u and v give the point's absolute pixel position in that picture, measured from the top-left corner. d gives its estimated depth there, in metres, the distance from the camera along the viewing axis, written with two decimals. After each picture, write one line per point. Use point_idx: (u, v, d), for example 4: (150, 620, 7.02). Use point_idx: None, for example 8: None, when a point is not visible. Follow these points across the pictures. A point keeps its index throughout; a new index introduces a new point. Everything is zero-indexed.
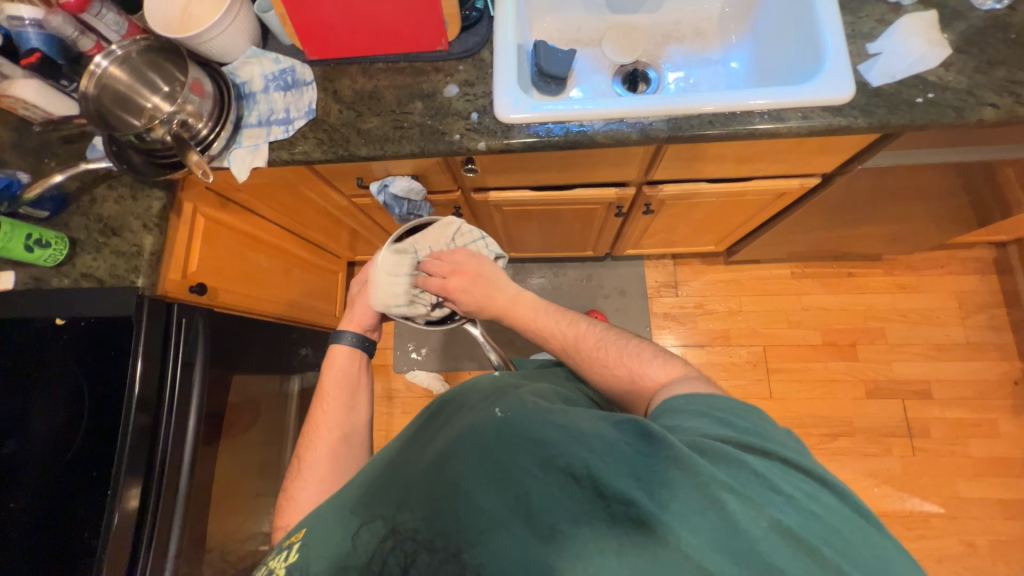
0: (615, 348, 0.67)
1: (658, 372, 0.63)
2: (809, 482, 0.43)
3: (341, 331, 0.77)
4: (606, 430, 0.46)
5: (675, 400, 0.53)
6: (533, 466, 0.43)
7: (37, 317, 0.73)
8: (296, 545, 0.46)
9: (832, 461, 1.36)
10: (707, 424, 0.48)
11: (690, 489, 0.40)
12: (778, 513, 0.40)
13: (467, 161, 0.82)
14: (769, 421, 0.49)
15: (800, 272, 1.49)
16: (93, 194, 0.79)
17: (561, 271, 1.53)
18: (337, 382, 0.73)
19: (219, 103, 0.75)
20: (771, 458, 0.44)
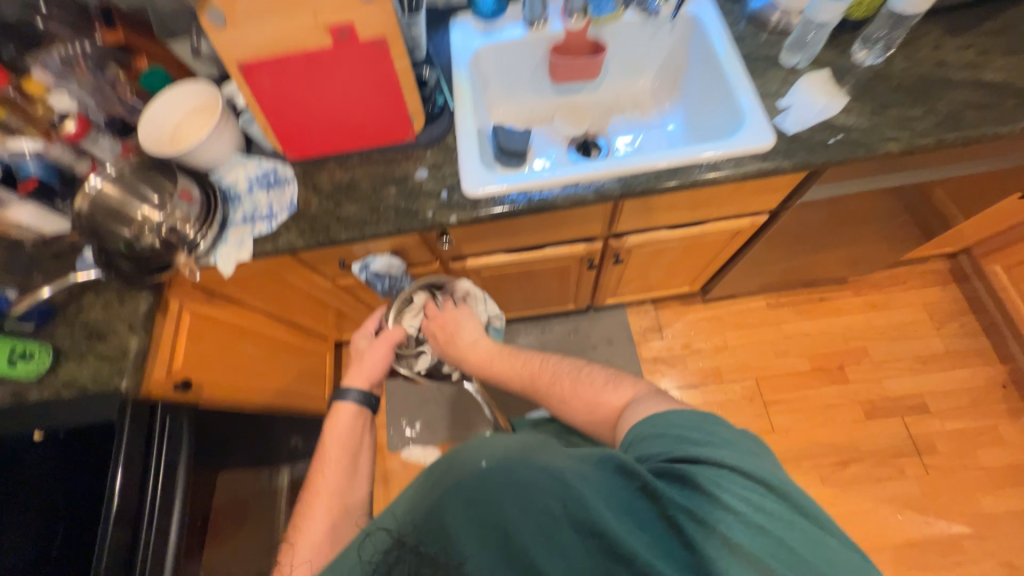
0: (571, 378, 0.70)
1: (614, 396, 0.66)
2: (779, 503, 0.45)
3: (346, 388, 0.75)
4: (585, 464, 0.44)
5: (641, 428, 0.56)
6: (519, 517, 0.38)
7: (15, 432, 0.71)
8: None
9: (849, 492, 1.32)
10: (669, 446, 0.50)
11: (657, 519, 0.42)
12: (748, 540, 0.41)
13: (442, 234, 0.88)
14: (730, 427, 0.52)
15: (775, 302, 1.55)
16: (80, 302, 0.81)
17: (546, 327, 1.56)
18: (339, 444, 0.70)
19: (207, 206, 0.81)
20: (740, 479, 0.46)
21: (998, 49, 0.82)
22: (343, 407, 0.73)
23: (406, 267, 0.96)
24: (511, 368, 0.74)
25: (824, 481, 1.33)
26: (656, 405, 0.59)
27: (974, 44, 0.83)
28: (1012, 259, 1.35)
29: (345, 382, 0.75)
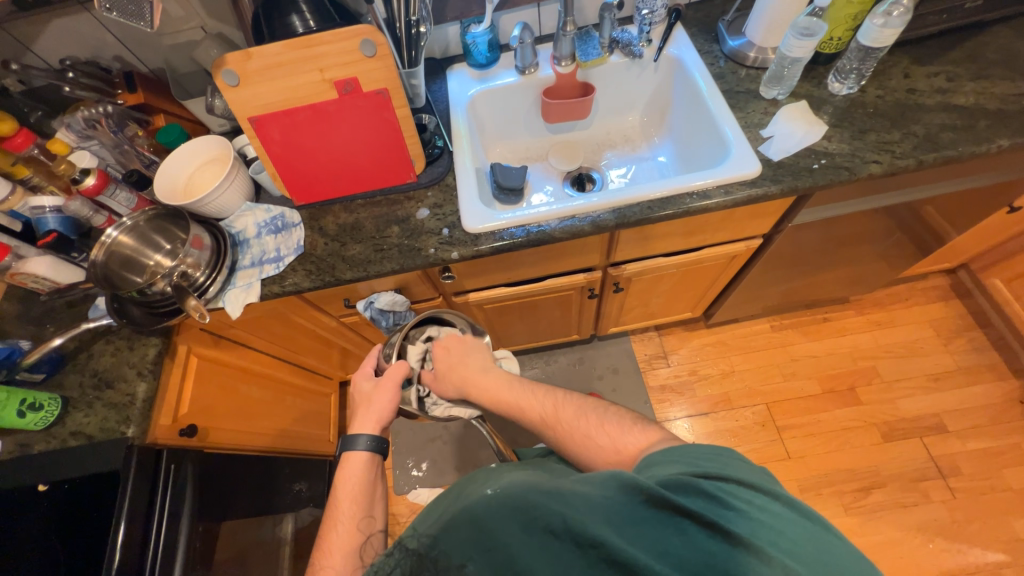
0: (593, 417, 0.65)
1: (638, 438, 0.61)
2: (785, 509, 0.44)
3: (355, 435, 0.69)
4: (589, 484, 0.44)
5: (652, 454, 0.54)
6: (520, 536, 0.39)
7: (18, 487, 0.70)
8: None
9: (874, 520, 1.26)
10: (676, 465, 0.49)
11: (666, 530, 0.41)
12: (761, 545, 0.40)
13: (444, 270, 0.90)
14: (739, 458, 0.50)
15: (779, 324, 1.55)
16: (90, 350, 0.83)
17: (551, 358, 1.56)
18: (352, 496, 0.65)
19: (217, 252, 0.83)
20: (745, 486, 0.45)
21: (966, 75, 0.87)
22: (354, 457, 0.68)
23: (409, 303, 0.97)
24: (531, 401, 0.70)
25: (847, 510, 1.28)
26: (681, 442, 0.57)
27: (942, 71, 0.88)
28: (1010, 273, 1.36)
29: (355, 429, 0.70)
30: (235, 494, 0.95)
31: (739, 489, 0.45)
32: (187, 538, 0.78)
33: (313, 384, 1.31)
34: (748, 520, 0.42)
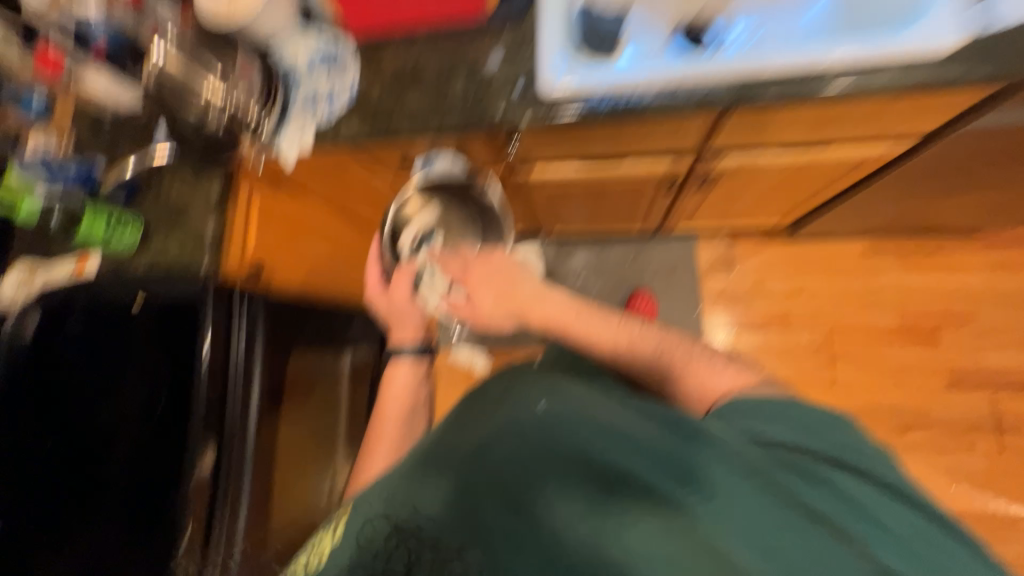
0: (643, 344, 0.71)
1: (721, 378, 0.67)
2: (817, 465, 0.50)
3: (396, 347, 0.96)
4: (650, 424, 0.46)
5: (740, 403, 0.60)
6: (579, 468, 0.40)
7: (113, 299, 0.78)
8: (345, 515, 0.44)
9: (904, 456, 1.26)
10: (781, 432, 0.55)
11: (764, 505, 0.40)
12: (808, 494, 0.45)
13: (509, 140, 0.78)
14: (840, 440, 0.54)
15: (875, 248, 1.36)
16: (161, 180, 0.85)
17: (606, 248, 1.47)
18: (401, 393, 0.94)
19: (267, 86, 0.80)
20: (769, 444, 0.52)
21: None
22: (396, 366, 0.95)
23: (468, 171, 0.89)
24: (574, 317, 0.76)
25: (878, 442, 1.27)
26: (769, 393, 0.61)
27: None
28: None
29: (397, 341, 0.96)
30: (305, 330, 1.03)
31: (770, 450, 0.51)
32: (262, 363, 0.84)
33: None
34: (792, 473, 0.47)
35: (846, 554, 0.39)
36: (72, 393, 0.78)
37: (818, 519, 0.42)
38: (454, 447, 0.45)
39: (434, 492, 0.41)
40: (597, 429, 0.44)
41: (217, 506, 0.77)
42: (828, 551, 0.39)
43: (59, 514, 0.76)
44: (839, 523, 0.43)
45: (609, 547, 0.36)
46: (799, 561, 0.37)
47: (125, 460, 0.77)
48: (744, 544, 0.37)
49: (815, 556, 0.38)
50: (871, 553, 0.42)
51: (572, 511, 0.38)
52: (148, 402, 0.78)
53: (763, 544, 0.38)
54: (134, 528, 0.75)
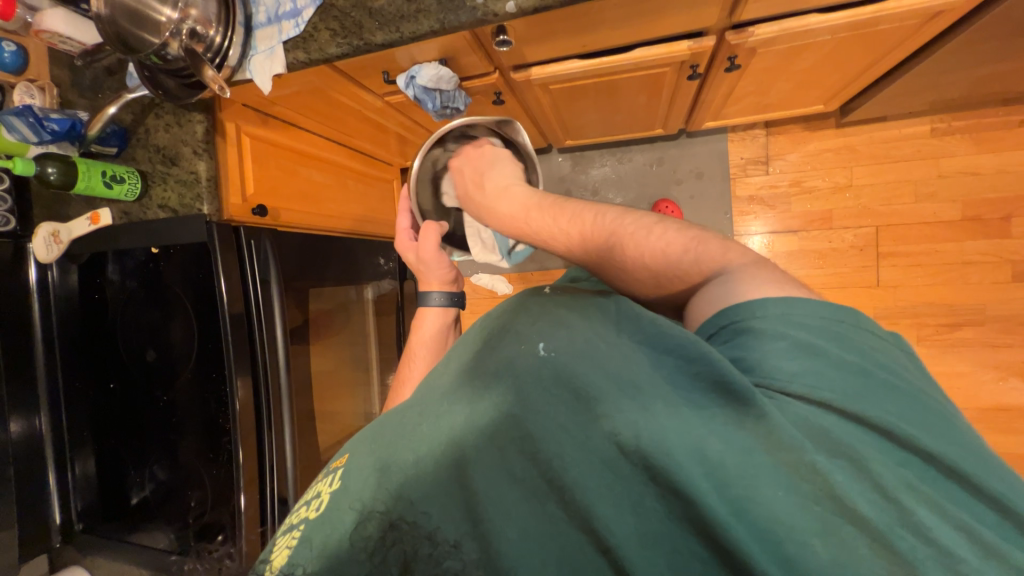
0: (629, 236, 0.57)
1: (696, 267, 0.53)
2: (902, 401, 0.38)
3: (427, 292, 0.77)
4: (649, 377, 0.40)
5: (732, 311, 0.46)
6: (572, 446, 0.38)
7: (138, 248, 0.84)
8: (339, 472, 0.43)
9: (948, 353, 1.21)
10: (813, 369, 0.39)
11: (774, 479, 0.34)
12: (874, 466, 0.35)
13: (498, 32, 0.68)
14: (896, 368, 0.40)
15: (942, 128, 1.17)
16: (145, 124, 0.82)
17: (626, 156, 1.34)
18: (425, 342, 0.75)
19: (224, 3, 0.69)
20: (844, 379, 0.39)
21: None
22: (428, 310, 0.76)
23: (457, 81, 0.80)
24: (557, 227, 0.63)
25: (921, 341, 1.21)
26: (760, 292, 0.47)
27: None
28: None
29: (426, 287, 0.77)
30: (320, 265, 1.07)
31: (841, 394, 0.38)
32: (280, 300, 0.88)
33: (373, 169, 1.29)
34: (853, 433, 0.37)
35: (899, 546, 0.33)
36: (130, 337, 0.87)
37: (872, 504, 0.34)
38: (444, 418, 0.42)
39: (423, 474, 0.39)
40: (598, 387, 0.40)
41: (264, 428, 0.84)
42: (879, 550, 0.33)
43: (142, 442, 0.88)
44: (902, 498, 0.34)
45: (601, 532, 0.35)
46: (846, 559, 0.32)
47: (178, 396, 0.85)
48: (762, 538, 0.32)
49: (855, 548, 0.32)
50: (952, 548, 0.33)
51: (568, 496, 0.36)
52: (188, 346, 0.84)
53: (788, 541, 0.32)
54: (200, 451, 0.84)
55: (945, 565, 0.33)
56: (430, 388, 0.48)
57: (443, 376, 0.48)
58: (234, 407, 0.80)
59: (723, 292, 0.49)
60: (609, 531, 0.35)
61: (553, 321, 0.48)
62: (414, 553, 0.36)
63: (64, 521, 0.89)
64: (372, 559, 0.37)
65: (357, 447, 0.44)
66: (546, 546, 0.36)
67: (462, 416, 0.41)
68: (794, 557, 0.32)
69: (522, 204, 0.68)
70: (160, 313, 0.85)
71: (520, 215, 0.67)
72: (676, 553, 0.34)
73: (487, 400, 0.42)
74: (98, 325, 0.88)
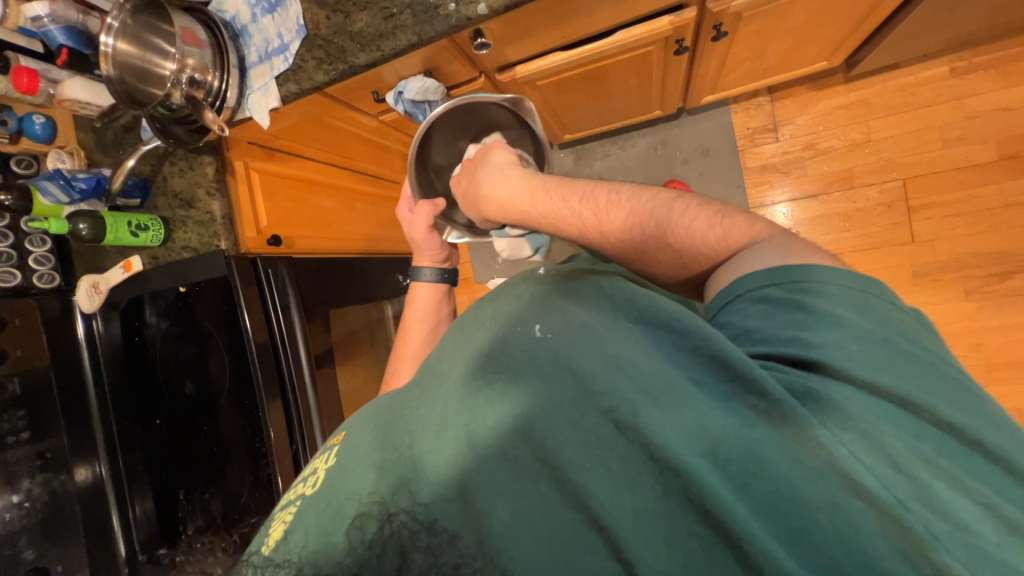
0: (647, 212, 0.55)
1: (717, 241, 0.50)
2: (932, 373, 0.36)
3: (420, 268, 0.81)
4: (645, 353, 0.40)
5: (742, 283, 0.44)
6: (565, 427, 0.38)
7: (167, 288, 0.88)
8: (336, 447, 0.46)
9: (1003, 304, 1.12)
10: (846, 343, 0.37)
11: (776, 449, 0.33)
12: (891, 441, 0.33)
13: (475, 36, 0.69)
14: (926, 341, 0.39)
15: (964, 66, 1.10)
16: (162, 173, 0.88)
17: (627, 143, 1.33)
18: (420, 317, 0.78)
19: (218, 49, 0.75)
20: (873, 351, 0.37)
21: None
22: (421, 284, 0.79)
23: (445, 90, 0.81)
24: (566, 208, 0.61)
25: (969, 295, 1.13)
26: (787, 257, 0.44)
27: None
28: None
29: (418, 263, 0.81)
30: (337, 287, 1.10)
31: (864, 366, 0.36)
32: (302, 325, 0.91)
33: (380, 189, 1.33)
34: (872, 407, 0.35)
35: (924, 526, 0.31)
36: (170, 374, 0.92)
37: (901, 483, 0.32)
38: (440, 402, 0.43)
39: (420, 465, 0.40)
40: (589, 366, 0.40)
41: (299, 448, 0.87)
42: (901, 528, 0.31)
43: (193, 470, 0.93)
44: (921, 474, 0.32)
45: (593, 511, 0.36)
46: (853, 533, 0.31)
47: (216, 425, 0.89)
48: (761, 505, 0.33)
49: (862, 522, 0.31)
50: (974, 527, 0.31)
51: (559, 476, 0.37)
52: (222, 375, 0.88)
53: (794, 513, 0.32)
54: (246, 471, 0.88)
55: (967, 549, 0.30)
56: (430, 369, 0.49)
57: (439, 363, 0.48)
58: (270, 436, 0.83)
59: (748, 262, 0.46)
60: (602, 510, 0.35)
61: (545, 295, 0.48)
62: (412, 543, 0.38)
63: (128, 555, 0.91)
64: (369, 549, 0.39)
65: (354, 426, 0.47)
66: (533, 529, 0.37)
67: (458, 402, 0.42)
68: (802, 527, 0.32)
69: (524, 186, 0.66)
70: (195, 348, 0.89)
71: (523, 197, 0.66)
72: (672, 529, 0.34)
73: (482, 387, 0.42)
74: (141, 364, 0.95)
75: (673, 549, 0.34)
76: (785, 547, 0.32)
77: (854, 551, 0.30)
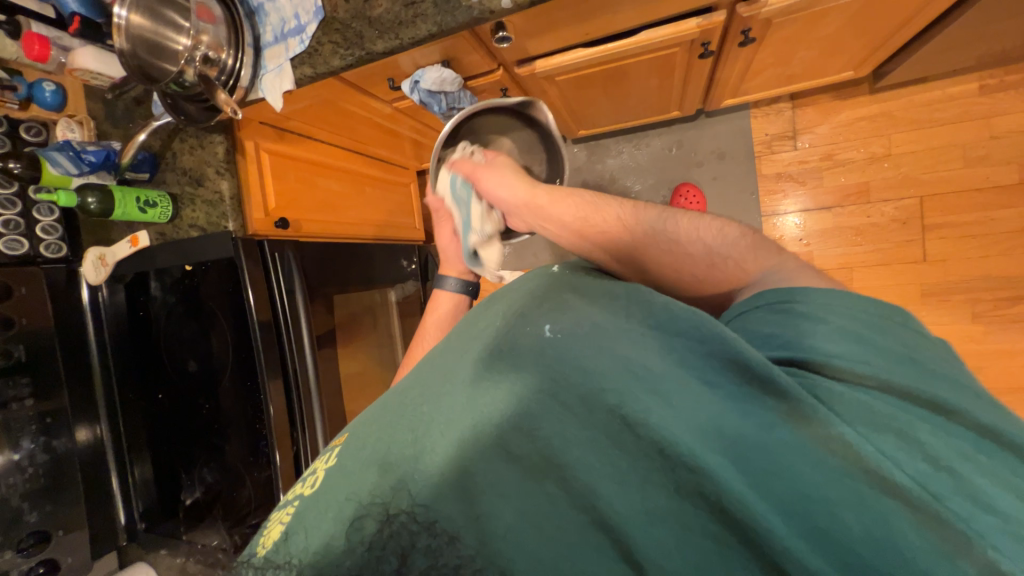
0: (681, 228, 0.59)
1: (749, 258, 0.54)
2: (946, 378, 0.38)
3: (444, 277, 0.82)
4: (655, 354, 0.40)
5: (767, 296, 0.47)
6: (575, 426, 0.38)
7: (173, 265, 0.89)
8: (336, 450, 0.47)
9: (1008, 329, 1.11)
10: (859, 346, 0.39)
11: (790, 452, 0.34)
12: (920, 435, 0.35)
13: (497, 29, 0.67)
14: (938, 347, 0.40)
15: (994, 84, 1.07)
16: (172, 149, 0.87)
17: (643, 142, 1.30)
18: (438, 324, 0.79)
19: (233, 26, 0.73)
20: (886, 355, 0.38)
21: None
22: (444, 293, 0.80)
23: (462, 80, 0.80)
24: (602, 212, 0.63)
25: (976, 318, 1.12)
26: (812, 279, 0.47)
27: None
28: None
29: (442, 271, 0.82)
30: (344, 272, 1.10)
31: (870, 369, 0.37)
32: (305, 309, 0.92)
33: (389, 173, 1.32)
34: (888, 405, 0.36)
35: (947, 518, 0.31)
36: (174, 349, 0.93)
37: (919, 476, 0.33)
38: (446, 398, 0.43)
39: (425, 458, 0.40)
40: (600, 364, 0.40)
41: (297, 430, 0.88)
42: (924, 524, 0.31)
43: (192, 447, 0.94)
44: (956, 467, 0.34)
45: (604, 511, 0.36)
46: (874, 532, 0.31)
47: (216, 405, 0.90)
48: (779, 507, 0.33)
49: (886, 518, 0.31)
50: (1006, 512, 0.32)
51: (566, 476, 0.37)
52: (225, 354, 0.88)
53: (816, 512, 0.32)
54: (245, 450, 0.89)
55: (1013, 537, 0.31)
56: (432, 366, 0.50)
57: (442, 361, 0.49)
58: (269, 414, 0.84)
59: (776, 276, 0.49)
60: (611, 509, 0.36)
61: (552, 297, 0.49)
62: (411, 545, 0.37)
63: (127, 523, 0.96)
64: (368, 551, 0.38)
65: (356, 428, 0.47)
66: (544, 528, 0.36)
67: (463, 398, 0.42)
68: (826, 528, 0.32)
69: (570, 193, 0.66)
70: (199, 327, 0.90)
71: (564, 198, 0.66)
72: (685, 530, 0.35)
73: (488, 385, 0.42)
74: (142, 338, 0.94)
75: (687, 550, 0.34)
76: (807, 548, 0.32)
77: (878, 548, 0.31)
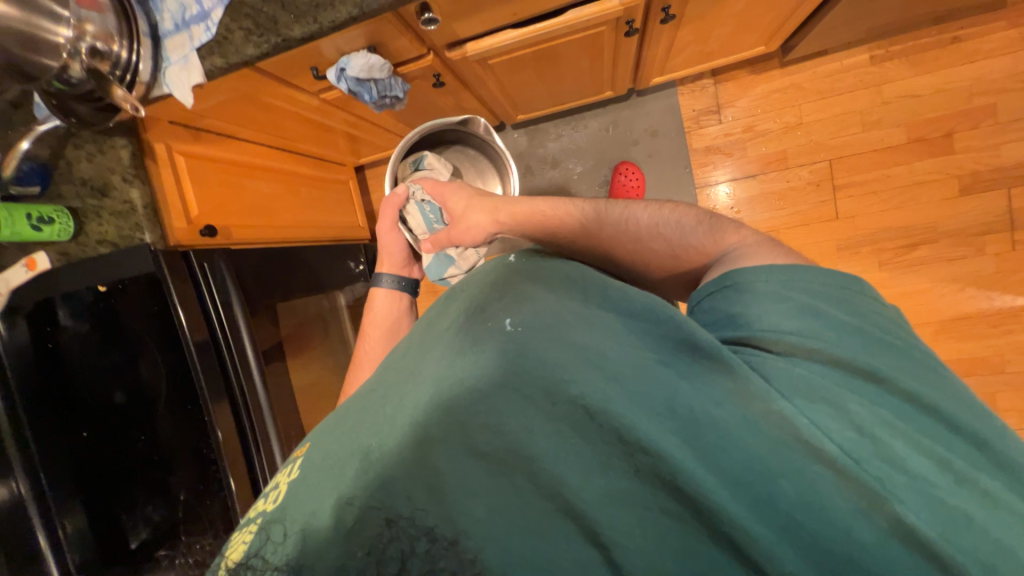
0: (642, 220, 0.60)
1: (708, 243, 0.56)
2: (887, 349, 0.42)
3: (381, 275, 0.84)
4: (615, 342, 0.41)
5: (745, 271, 0.47)
6: (538, 420, 0.39)
7: (82, 287, 0.79)
8: (297, 462, 0.44)
9: (910, 272, 1.25)
10: (803, 322, 0.42)
11: (739, 425, 0.37)
12: (848, 405, 0.38)
13: (422, 11, 0.65)
14: (880, 320, 0.44)
15: (881, 55, 1.20)
16: (66, 157, 0.78)
17: (580, 124, 1.33)
18: (375, 323, 0.80)
19: (123, 14, 0.66)
20: (826, 329, 0.42)
21: None
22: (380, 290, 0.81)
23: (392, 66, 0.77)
24: (566, 214, 0.65)
25: (883, 266, 1.26)
26: (772, 255, 0.49)
27: None
28: None
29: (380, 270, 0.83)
30: (286, 280, 1.03)
31: (811, 344, 0.41)
32: (245, 323, 0.86)
33: (324, 172, 1.26)
34: (825, 376, 0.40)
35: (870, 481, 0.35)
36: (93, 382, 0.82)
37: (849, 443, 0.36)
38: (410, 399, 0.43)
39: (389, 468, 0.39)
40: (562, 358, 0.40)
41: (252, 449, 0.83)
42: (849, 487, 0.34)
43: (130, 485, 0.84)
44: (881, 435, 0.37)
45: (571, 500, 0.37)
46: (807, 494, 0.34)
47: (154, 436, 0.83)
48: (725, 477, 0.36)
49: (816, 484, 0.34)
50: (915, 471, 0.36)
51: (532, 470, 0.38)
52: (158, 380, 0.81)
53: (756, 480, 0.35)
54: (198, 476, 0.82)
55: (921, 494, 0.35)
56: (394, 367, 0.48)
57: (405, 363, 0.48)
58: (217, 438, 0.78)
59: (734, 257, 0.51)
60: (578, 497, 0.37)
61: (510, 285, 0.49)
62: (412, 549, 0.36)
63: None
64: (368, 555, 0.36)
65: (318, 437, 0.46)
66: (514, 519, 0.37)
67: (426, 400, 0.41)
68: (765, 493, 0.35)
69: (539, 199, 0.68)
70: (124, 353, 0.81)
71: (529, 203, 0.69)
72: (643, 507, 0.36)
73: (451, 385, 0.41)
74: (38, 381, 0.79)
75: (646, 525, 0.36)
76: (749, 511, 0.35)
77: (809, 509, 0.34)
